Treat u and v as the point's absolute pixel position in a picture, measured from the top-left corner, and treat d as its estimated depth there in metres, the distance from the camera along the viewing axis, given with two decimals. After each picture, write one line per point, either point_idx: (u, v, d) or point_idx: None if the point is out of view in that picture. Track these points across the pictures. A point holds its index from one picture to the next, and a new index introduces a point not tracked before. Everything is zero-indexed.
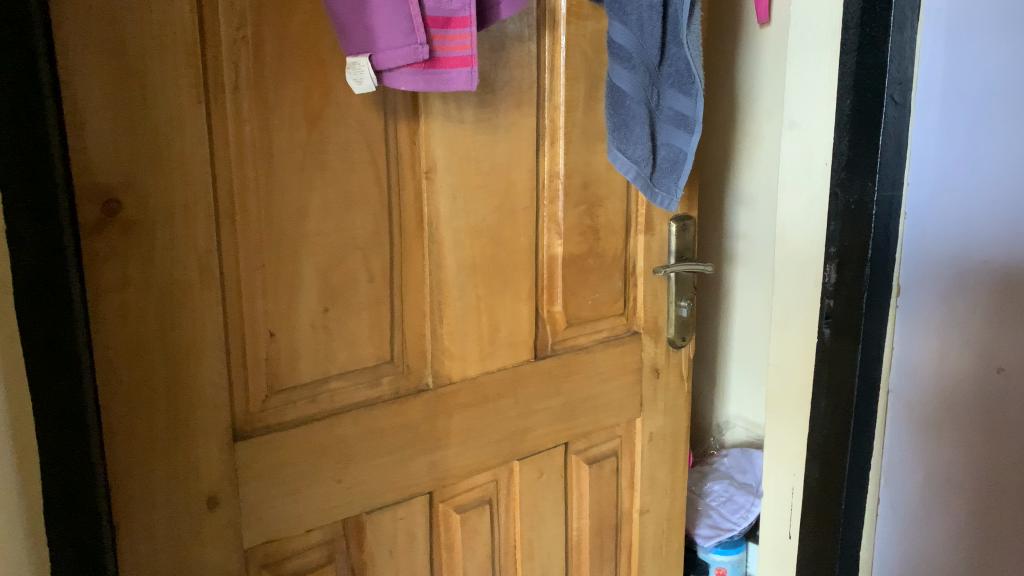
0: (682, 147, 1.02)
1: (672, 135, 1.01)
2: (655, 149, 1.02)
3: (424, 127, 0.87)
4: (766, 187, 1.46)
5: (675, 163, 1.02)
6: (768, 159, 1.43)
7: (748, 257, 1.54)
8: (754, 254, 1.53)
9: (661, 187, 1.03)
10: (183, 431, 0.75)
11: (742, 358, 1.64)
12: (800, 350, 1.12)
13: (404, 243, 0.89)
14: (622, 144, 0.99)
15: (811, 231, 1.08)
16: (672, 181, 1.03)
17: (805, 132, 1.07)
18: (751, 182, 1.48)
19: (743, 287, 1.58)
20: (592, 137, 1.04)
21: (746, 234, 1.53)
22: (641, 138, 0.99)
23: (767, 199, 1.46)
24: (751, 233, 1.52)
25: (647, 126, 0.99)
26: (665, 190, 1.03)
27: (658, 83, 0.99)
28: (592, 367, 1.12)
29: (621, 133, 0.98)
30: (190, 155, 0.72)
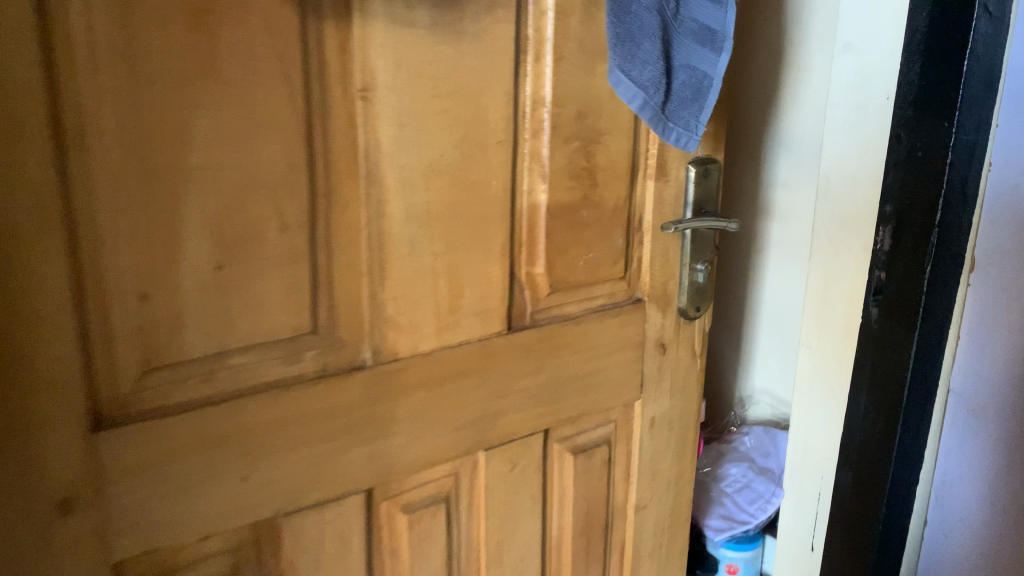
0: (708, 72, 0.82)
1: (698, 56, 0.81)
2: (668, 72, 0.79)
3: (358, 31, 0.67)
4: (814, 129, 1.23)
5: (698, 92, 0.82)
6: (820, 95, 1.20)
7: (784, 211, 1.32)
8: (793, 209, 1.31)
9: (675, 124, 0.81)
10: (19, 420, 0.58)
11: (772, 325, 1.43)
12: (840, 329, 0.91)
13: (333, 182, 0.69)
14: (627, 64, 0.76)
15: (863, 185, 0.86)
16: (693, 115, 0.82)
17: (863, 55, 0.83)
18: (797, 123, 1.25)
19: (776, 247, 1.36)
20: (590, 55, 0.82)
21: (785, 184, 1.30)
22: (650, 57, 0.77)
23: (814, 144, 1.23)
24: (792, 182, 1.29)
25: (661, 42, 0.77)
26: (684, 127, 0.82)
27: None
28: (584, 341, 0.92)
29: (626, 48, 0.76)
30: (11, 54, 0.53)
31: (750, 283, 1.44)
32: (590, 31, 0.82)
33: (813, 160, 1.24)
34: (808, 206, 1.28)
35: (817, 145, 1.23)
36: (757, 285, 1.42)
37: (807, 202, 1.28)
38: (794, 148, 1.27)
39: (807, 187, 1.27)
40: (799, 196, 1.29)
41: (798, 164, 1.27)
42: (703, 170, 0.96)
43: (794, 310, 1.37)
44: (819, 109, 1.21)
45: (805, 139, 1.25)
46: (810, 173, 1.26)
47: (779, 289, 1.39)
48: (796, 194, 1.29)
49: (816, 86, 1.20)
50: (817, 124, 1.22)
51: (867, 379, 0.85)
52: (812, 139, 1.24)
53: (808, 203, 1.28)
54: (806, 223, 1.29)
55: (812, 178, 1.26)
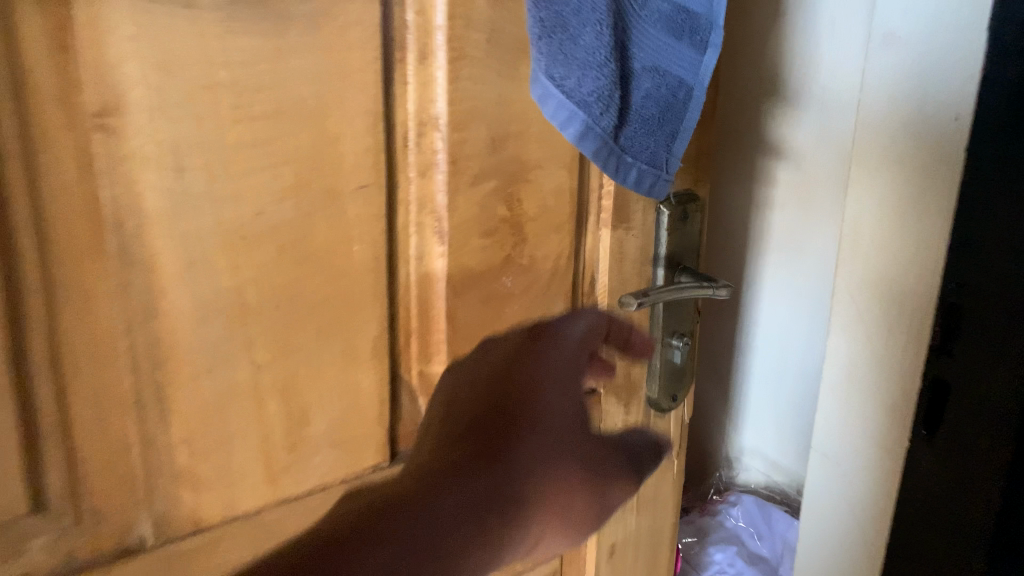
0: (683, 82, 0.54)
1: (671, 56, 0.53)
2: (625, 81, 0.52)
3: (81, 16, 0.39)
4: (832, 148, 0.94)
5: (669, 111, 0.55)
6: (842, 104, 0.91)
7: (792, 250, 1.04)
8: (804, 248, 1.03)
9: (634, 161, 0.54)
10: None
11: (762, 378, 1.16)
12: (874, 429, 0.67)
13: (57, 269, 0.42)
14: (560, 69, 0.49)
15: (914, 241, 0.60)
16: (661, 145, 0.55)
17: (918, 55, 0.58)
18: (810, 139, 0.97)
19: (784, 294, 1.08)
20: (507, 51, 0.54)
21: (795, 216, 1.02)
22: (598, 57, 0.49)
23: (832, 166, 0.95)
24: (803, 214, 1.01)
25: (614, 34, 0.50)
26: (647, 164, 0.55)
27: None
28: (574, 336, 0.57)
29: (558, 42, 0.48)
30: None
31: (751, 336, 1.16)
32: (506, 15, 0.53)
33: (831, 185, 0.96)
34: (826, 244, 1.00)
35: (840, 170, 0.94)
36: (759, 339, 1.14)
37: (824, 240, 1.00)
38: (805, 171, 0.99)
39: (824, 221, 0.98)
40: (813, 232, 1.01)
41: (812, 192, 0.99)
42: (675, 210, 0.68)
43: (809, 374, 1.08)
44: (841, 124, 0.92)
45: (822, 160, 0.96)
46: (829, 203, 0.97)
47: (789, 347, 1.10)
48: (809, 229, 1.01)
49: (837, 93, 0.92)
50: (838, 141, 0.93)
51: (923, 488, 0.64)
52: (830, 161, 0.95)
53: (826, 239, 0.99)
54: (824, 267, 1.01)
55: (828, 210, 0.97)
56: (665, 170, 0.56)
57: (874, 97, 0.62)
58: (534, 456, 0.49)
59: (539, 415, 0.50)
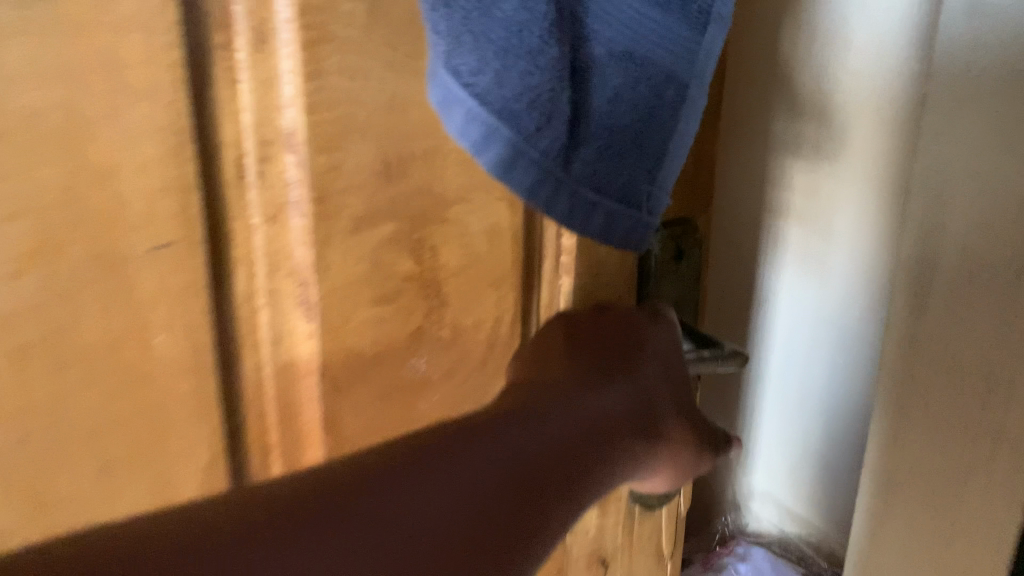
0: (674, 76, 0.35)
1: (654, 35, 0.34)
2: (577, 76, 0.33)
3: None
4: (876, 124, 0.62)
5: (650, 121, 0.35)
6: (891, 59, 0.59)
7: (834, 268, 0.69)
8: (846, 266, 0.68)
9: (598, 198, 0.35)
10: None
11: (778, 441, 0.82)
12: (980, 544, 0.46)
13: None
14: (469, 59, 0.30)
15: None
16: (640, 171, 0.36)
17: None
18: (863, 104, 0.62)
19: (811, 333, 0.73)
20: (397, 30, 0.35)
21: (835, 219, 0.67)
22: (529, 39, 0.30)
23: (871, 153, 0.63)
24: (838, 217, 0.67)
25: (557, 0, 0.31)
26: (618, 200, 0.36)
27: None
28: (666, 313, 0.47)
29: (464, 15, 0.30)
30: None
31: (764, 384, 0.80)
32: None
33: (880, 181, 0.63)
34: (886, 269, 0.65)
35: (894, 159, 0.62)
36: (773, 389, 0.79)
37: (858, 259, 0.67)
38: (849, 154, 0.64)
39: (882, 234, 0.64)
40: (850, 246, 0.67)
41: (882, 186, 0.63)
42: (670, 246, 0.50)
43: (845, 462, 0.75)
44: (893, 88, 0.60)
45: (874, 138, 0.62)
46: (870, 205, 0.65)
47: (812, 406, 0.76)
48: (842, 240, 0.68)
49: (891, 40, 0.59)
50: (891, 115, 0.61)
51: None
52: (872, 141, 0.63)
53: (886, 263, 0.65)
54: (865, 304, 0.68)
55: (871, 214, 0.65)
56: (647, 208, 0.37)
57: (955, 54, 0.41)
58: (664, 390, 0.42)
59: (661, 353, 0.43)
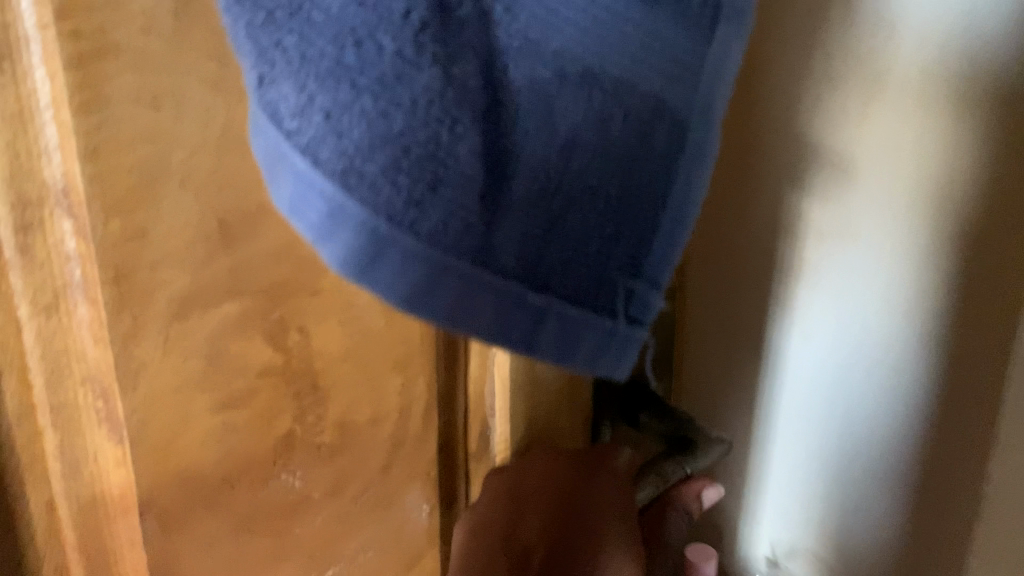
0: (665, 107, 0.21)
1: (628, 43, 0.20)
2: (485, 114, 0.18)
3: None
4: (944, 97, 0.37)
5: (632, 179, 0.21)
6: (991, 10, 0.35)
7: (859, 331, 0.43)
8: (871, 326, 0.43)
9: (545, 300, 0.20)
10: None
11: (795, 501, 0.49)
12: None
13: None
14: (288, 92, 0.17)
15: None
16: (617, 255, 0.21)
17: None
18: (914, 78, 0.38)
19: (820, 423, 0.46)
20: (214, 37, 0.25)
21: (867, 246, 0.41)
22: (378, 56, 0.17)
23: (936, 146, 0.38)
24: (869, 245, 0.41)
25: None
26: (578, 304, 0.21)
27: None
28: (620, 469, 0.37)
29: (276, 22, 0.17)
30: None
31: (763, 496, 0.50)
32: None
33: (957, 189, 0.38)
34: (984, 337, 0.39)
35: (981, 152, 0.37)
36: (772, 503, 0.50)
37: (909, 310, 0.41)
38: (888, 151, 0.39)
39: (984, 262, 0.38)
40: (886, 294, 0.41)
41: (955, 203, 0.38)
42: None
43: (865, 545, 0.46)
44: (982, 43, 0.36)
45: (939, 130, 0.38)
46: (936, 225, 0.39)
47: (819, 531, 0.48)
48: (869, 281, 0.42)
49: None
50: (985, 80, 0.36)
51: None
52: (935, 125, 0.38)
53: (982, 317, 0.38)
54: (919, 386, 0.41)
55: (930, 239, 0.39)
56: (626, 314, 0.22)
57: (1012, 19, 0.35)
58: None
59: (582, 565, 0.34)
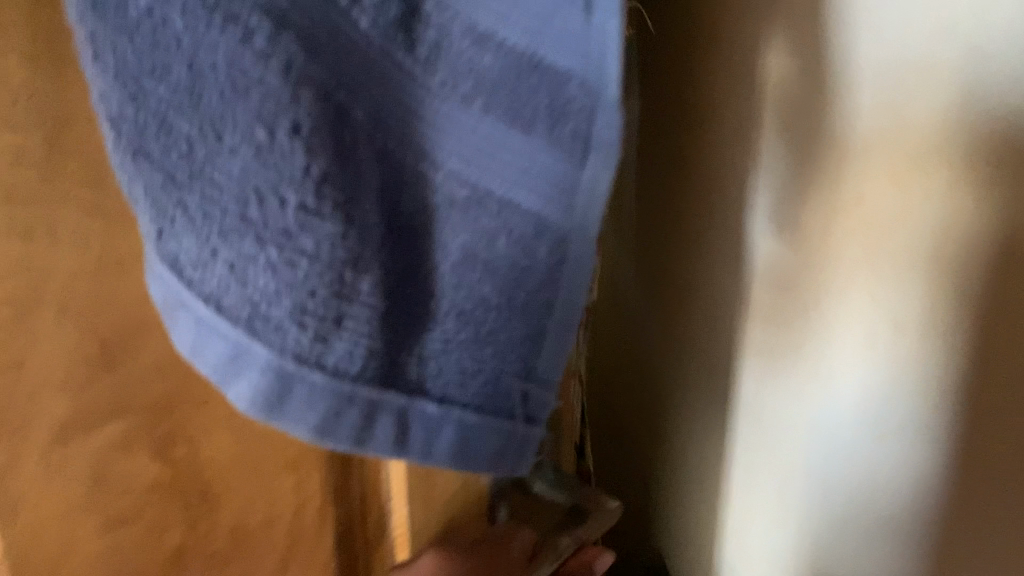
0: (548, 225, 0.21)
1: (512, 170, 0.20)
2: (390, 240, 0.19)
3: None
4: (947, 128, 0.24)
5: (524, 295, 0.22)
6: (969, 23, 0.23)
7: (852, 423, 0.31)
8: (855, 414, 0.31)
9: (445, 409, 0.22)
10: None
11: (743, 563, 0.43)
12: None
13: None
14: (195, 248, 0.17)
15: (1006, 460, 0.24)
16: (511, 362, 0.23)
17: None
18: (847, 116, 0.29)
19: (763, 489, 0.39)
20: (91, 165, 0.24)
21: (847, 314, 0.30)
22: (282, 213, 0.17)
23: (934, 202, 0.25)
24: (851, 312, 0.30)
25: (330, 142, 0.17)
26: (480, 409, 0.22)
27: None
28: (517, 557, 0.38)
29: (178, 185, 0.17)
30: None
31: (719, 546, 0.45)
32: (69, 94, 0.23)
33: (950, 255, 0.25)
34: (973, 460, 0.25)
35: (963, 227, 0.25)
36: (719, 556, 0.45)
37: (907, 417, 0.28)
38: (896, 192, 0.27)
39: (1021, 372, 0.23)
40: (891, 392, 0.29)
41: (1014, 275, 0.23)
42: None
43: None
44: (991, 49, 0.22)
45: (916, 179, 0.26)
46: (932, 303, 0.26)
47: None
48: (858, 362, 0.30)
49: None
50: (978, 106, 0.23)
51: None
52: (923, 167, 0.26)
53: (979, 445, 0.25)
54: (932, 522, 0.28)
55: (933, 320, 0.26)
56: (525, 412, 0.24)
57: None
58: None
59: None
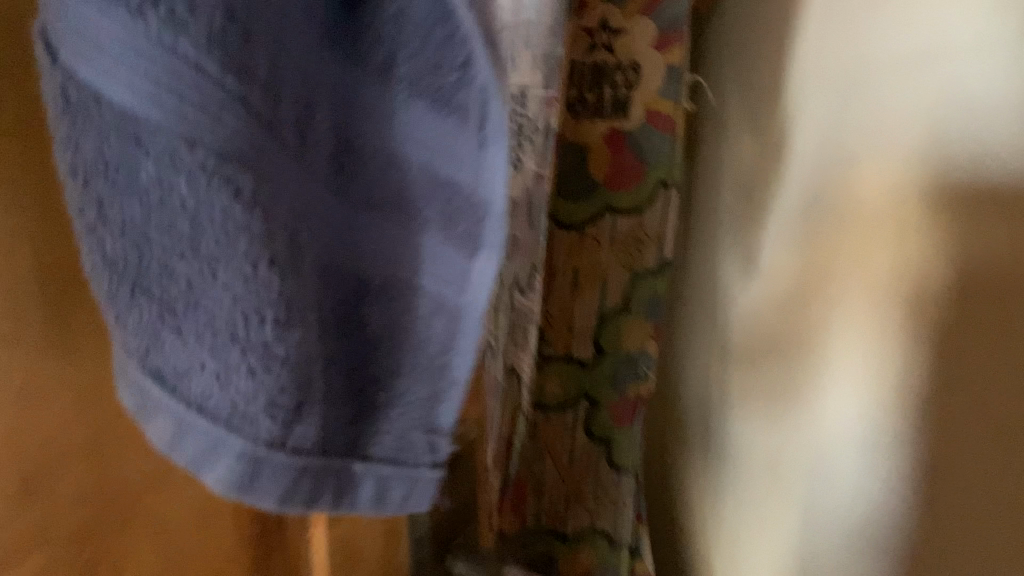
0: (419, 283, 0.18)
1: (397, 248, 0.18)
2: (341, 321, 0.18)
3: None
4: (919, 184, 0.29)
5: (396, 338, 0.18)
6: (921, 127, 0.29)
7: (843, 443, 0.35)
8: (853, 461, 0.34)
9: (362, 464, 0.19)
10: None
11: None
12: None
13: None
14: (200, 377, 0.17)
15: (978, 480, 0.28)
16: (406, 411, 0.19)
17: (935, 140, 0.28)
18: (813, 171, 0.34)
19: (746, 544, 0.43)
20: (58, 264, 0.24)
21: (841, 369, 0.34)
22: (259, 332, 0.16)
23: (901, 263, 0.30)
24: (830, 369, 0.35)
25: (282, 262, 0.16)
26: (393, 456, 0.20)
27: (286, 23, 0.15)
28: None
29: (177, 314, 0.16)
30: None
31: None
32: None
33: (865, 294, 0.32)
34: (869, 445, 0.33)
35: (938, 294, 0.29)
36: None
37: (891, 429, 0.32)
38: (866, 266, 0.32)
39: (1016, 383, 0.26)
40: (879, 409, 0.32)
41: (932, 310, 0.29)
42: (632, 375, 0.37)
43: None
44: (974, 130, 0.27)
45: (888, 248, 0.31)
46: (907, 334, 0.31)
47: None
48: (862, 383, 0.33)
49: (964, 53, 0.27)
50: (959, 170, 0.27)
51: None
52: (903, 220, 0.30)
53: (962, 445, 0.29)
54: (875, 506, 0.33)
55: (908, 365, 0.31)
56: (430, 454, 0.20)
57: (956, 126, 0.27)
58: None
59: None
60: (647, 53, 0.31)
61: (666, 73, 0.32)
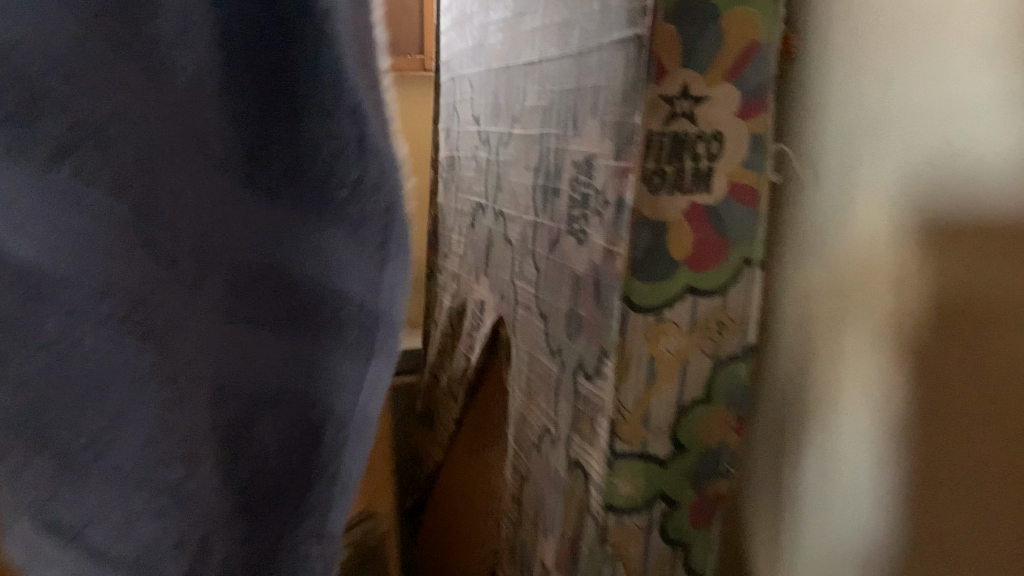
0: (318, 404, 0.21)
1: (285, 381, 0.21)
2: (282, 395, 0.21)
3: None
4: (909, 213, 0.25)
5: (290, 449, 0.21)
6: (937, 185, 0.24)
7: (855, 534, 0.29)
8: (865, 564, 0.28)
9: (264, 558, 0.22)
10: None
11: None
12: None
13: None
14: (109, 529, 0.18)
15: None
16: (287, 505, 0.22)
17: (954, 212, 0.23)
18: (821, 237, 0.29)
19: None
20: None
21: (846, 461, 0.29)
22: (131, 454, 0.18)
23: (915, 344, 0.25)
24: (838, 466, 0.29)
25: (208, 377, 0.20)
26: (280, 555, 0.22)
27: (186, 165, 0.19)
28: None
29: (78, 467, 0.18)
30: None
31: None
32: None
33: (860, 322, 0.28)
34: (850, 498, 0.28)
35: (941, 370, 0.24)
36: None
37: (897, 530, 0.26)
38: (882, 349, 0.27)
39: (988, 436, 0.23)
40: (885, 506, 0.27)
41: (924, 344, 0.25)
42: (711, 474, 0.33)
43: None
44: (964, 151, 0.23)
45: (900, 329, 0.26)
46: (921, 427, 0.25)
47: None
48: (869, 452, 0.28)
49: (962, 90, 0.23)
50: (949, 207, 0.24)
51: None
52: (909, 278, 0.25)
53: (932, 494, 0.25)
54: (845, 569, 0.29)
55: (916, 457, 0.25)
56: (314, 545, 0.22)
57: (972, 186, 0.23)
58: None
59: None
60: (731, 121, 0.29)
61: (750, 143, 0.29)
